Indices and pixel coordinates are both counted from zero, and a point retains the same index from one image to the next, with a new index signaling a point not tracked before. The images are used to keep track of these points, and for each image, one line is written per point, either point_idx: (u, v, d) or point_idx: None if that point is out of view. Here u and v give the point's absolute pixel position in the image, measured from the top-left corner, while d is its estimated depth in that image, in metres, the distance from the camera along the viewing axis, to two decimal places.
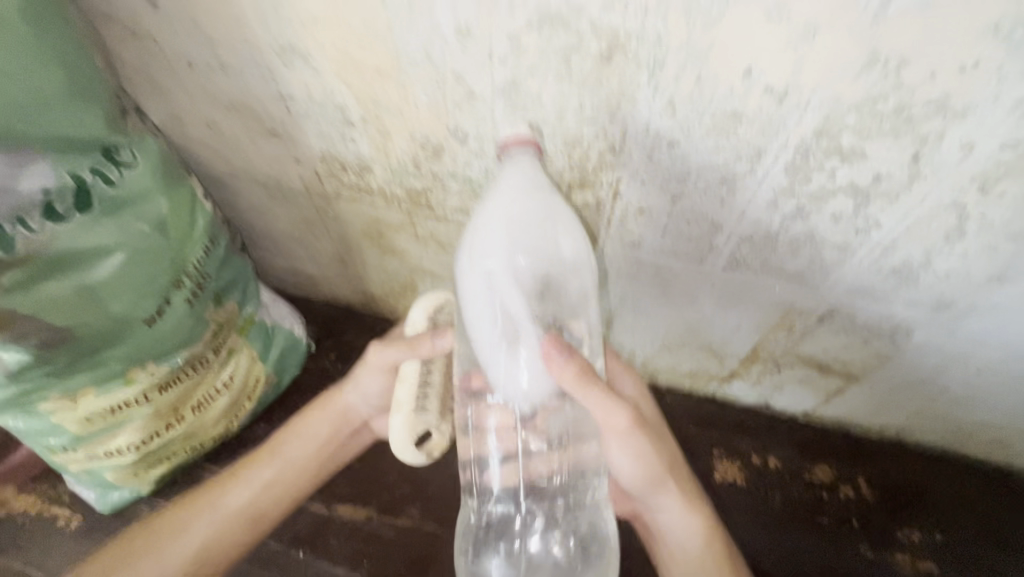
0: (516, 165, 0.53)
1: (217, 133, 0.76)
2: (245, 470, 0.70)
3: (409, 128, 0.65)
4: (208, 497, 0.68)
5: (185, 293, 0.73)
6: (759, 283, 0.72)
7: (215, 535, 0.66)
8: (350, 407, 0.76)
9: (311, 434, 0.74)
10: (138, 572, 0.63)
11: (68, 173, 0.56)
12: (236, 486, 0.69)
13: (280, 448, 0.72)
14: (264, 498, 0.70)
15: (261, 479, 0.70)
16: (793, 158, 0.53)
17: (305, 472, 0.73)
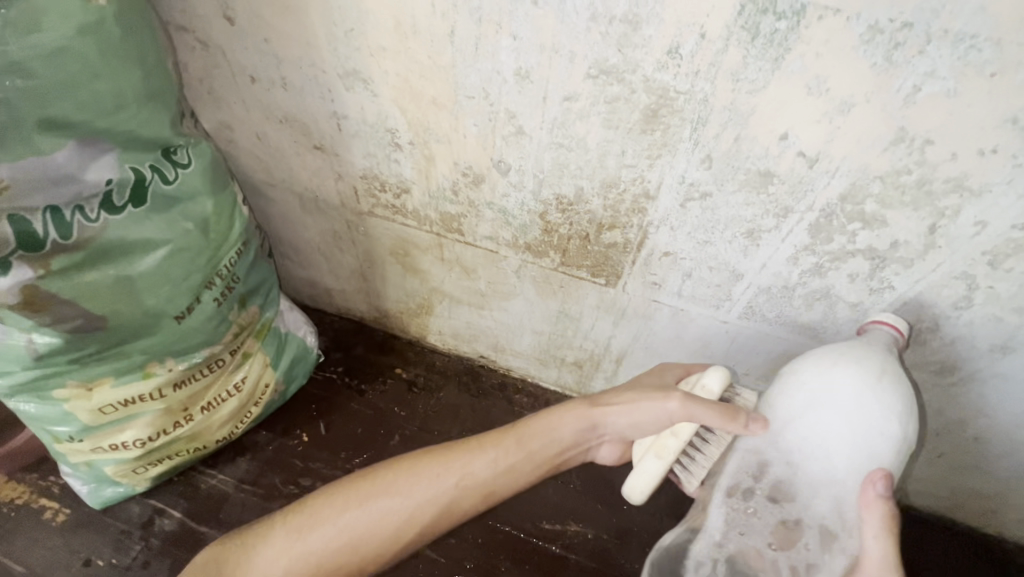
0: (868, 343, 0.60)
1: (264, 143, 0.79)
2: (465, 455, 0.66)
3: (454, 156, 0.68)
4: (459, 455, 0.66)
5: (215, 293, 0.74)
6: (771, 334, 0.74)
7: (380, 525, 0.61)
8: (602, 425, 0.68)
9: (533, 429, 0.68)
10: (347, 509, 0.62)
11: (131, 168, 0.58)
12: (422, 481, 0.64)
13: (518, 438, 0.67)
14: (500, 480, 0.65)
15: (504, 458, 0.66)
16: (817, 219, 0.57)
17: (532, 468, 0.66)
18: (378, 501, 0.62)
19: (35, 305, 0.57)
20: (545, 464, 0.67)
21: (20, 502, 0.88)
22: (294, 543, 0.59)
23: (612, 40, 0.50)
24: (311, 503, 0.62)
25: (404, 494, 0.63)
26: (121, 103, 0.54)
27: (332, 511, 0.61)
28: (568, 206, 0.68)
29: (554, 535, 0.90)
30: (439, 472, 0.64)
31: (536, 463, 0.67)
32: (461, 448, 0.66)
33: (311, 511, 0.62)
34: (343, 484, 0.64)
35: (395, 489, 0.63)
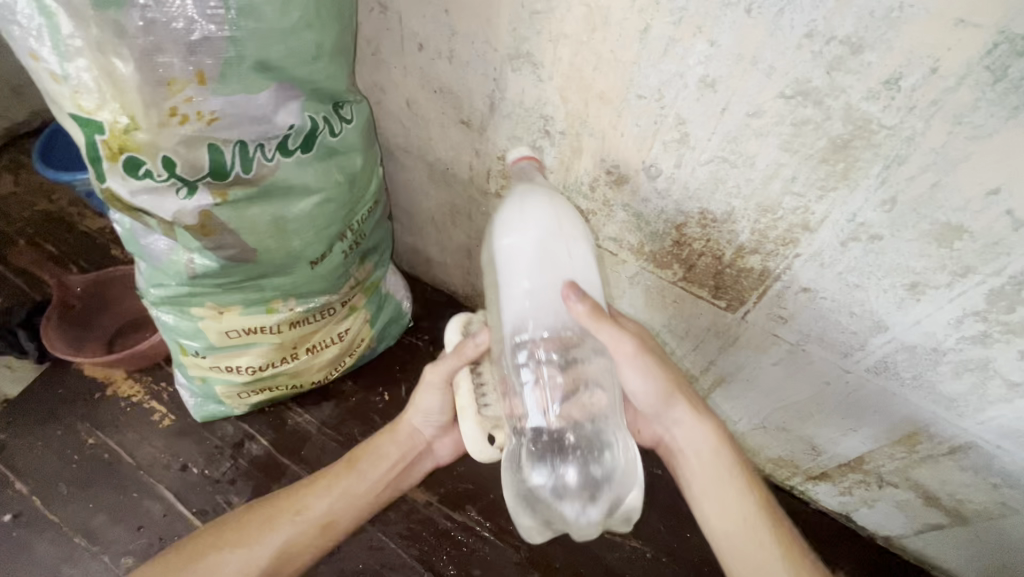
0: (520, 201, 0.60)
1: (411, 110, 0.81)
2: (299, 500, 0.69)
3: (603, 152, 0.67)
4: (289, 498, 0.69)
5: (345, 245, 0.78)
6: (900, 396, 0.69)
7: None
8: (415, 429, 0.76)
9: (372, 454, 0.73)
10: (218, 561, 0.65)
11: (309, 117, 0.61)
12: (254, 536, 0.66)
13: (343, 465, 0.72)
14: (333, 512, 0.69)
15: (337, 488, 0.71)
16: (1002, 286, 0.52)
17: (374, 485, 0.73)
18: (213, 559, 0.65)
19: (206, 228, 0.62)
20: (367, 489, 0.72)
21: (135, 400, 0.97)
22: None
23: (824, 61, 0.47)
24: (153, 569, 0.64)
25: (239, 555, 0.65)
26: (319, 56, 0.57)
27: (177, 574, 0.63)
28: (710, 222, 0.66)
29: (613, 545, 0.89)
30: (270, 525, 0.67)
31: (364, 490, 0.72)
32: (285, 496, 0.70)
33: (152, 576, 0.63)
34: (189, 545, 0.66)
35: (233, 547, 0.66)
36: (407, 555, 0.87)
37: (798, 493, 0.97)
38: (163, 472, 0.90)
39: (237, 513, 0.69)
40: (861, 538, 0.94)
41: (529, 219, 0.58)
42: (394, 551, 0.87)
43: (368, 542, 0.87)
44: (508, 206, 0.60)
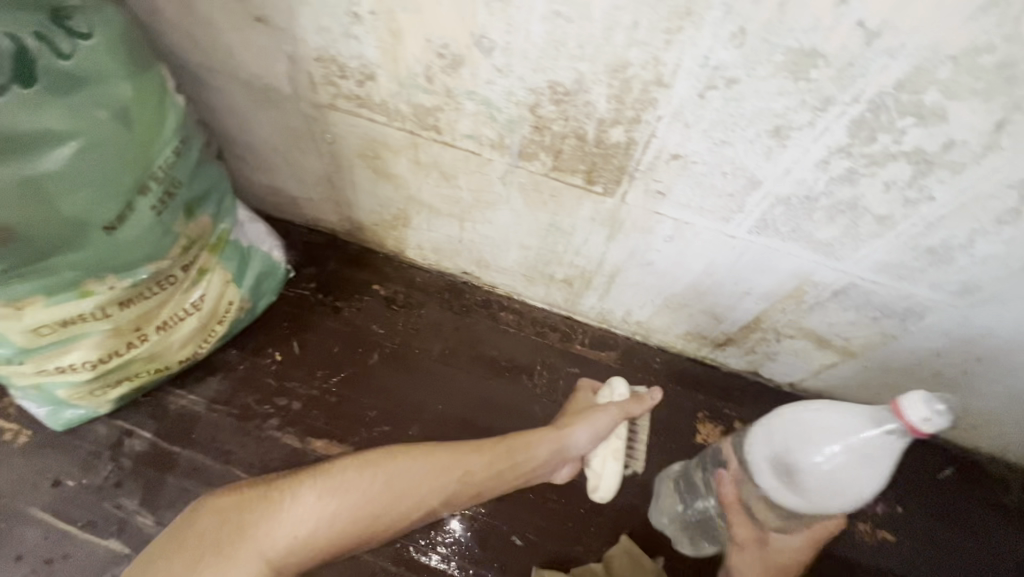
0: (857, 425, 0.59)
1: (192, 14, 0.64)
2: (466, 454, 0.65)
3: (427, 30, 0.55)
4: (469, 451, 0.66)
5: (152, 200, 0.64)
6: (783, 251, 0.68)
7: (401, 499, 0.61)
8: (569, 446, 0.72)
9: (538, 449, 0.70)
10: (410, 465, 0.62)
11: (6, 34, 0.46)
12: (440, 472, 0.63)
13: (521, 441, 0.69)
14: (483, 489, 0.66)
15: (500, 462, 0.67)
16: (861, 113, 0.48)
17: (522, 477, 0.69)
18: (406, 475, 0.62)
19: None
20: (516, 476, 0.69)
21: None
22: (341, 484, 0.59)
23: None
24: (384, 461, 0.62)
25: (423, 485, 0.62)
26: None
27: (383, 477, 0.61)
28: (564, 96, 0.57)
29: None
30: (451, 458, 0.65)
31: (515, 478, 0.68)
32: (474, 445, 0.67)
33: (373, 473, 0.60)
34: (417, 452, 0.64)
35: (430, 468, 0.63)
36: None
37: (711, 361, 1.00)
38: (33, 493, 0.80)
39: (449, 444, 0.66)
40: (770, 389, 0.99)
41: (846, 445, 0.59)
42: None
43: None
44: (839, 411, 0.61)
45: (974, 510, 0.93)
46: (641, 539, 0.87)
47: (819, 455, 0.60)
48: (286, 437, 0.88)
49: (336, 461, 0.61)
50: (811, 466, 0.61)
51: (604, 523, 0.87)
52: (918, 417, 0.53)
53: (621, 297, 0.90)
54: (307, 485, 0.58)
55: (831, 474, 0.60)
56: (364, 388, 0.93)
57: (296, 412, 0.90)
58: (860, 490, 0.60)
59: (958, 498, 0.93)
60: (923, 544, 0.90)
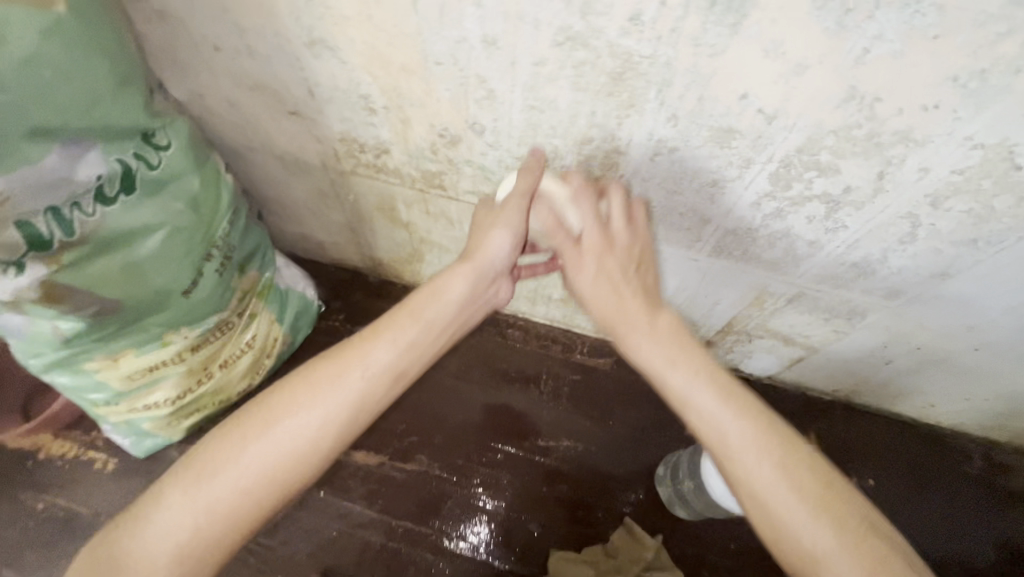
0: None
1: (237, 109, 0.78)
2: (334, 380, 0.54)
3: (430, 118, 0.69)
4: (354, 347, 0.56)
5: (215, 264, 0.78)
6: (739, 268, 0.80)
7: (274, 463, 0.51)
8: (480, 266, 0.63)
9: (447, 291, 0.61)
10: (286, 407, 0.53)
11: (116, 160, 0.59)
12: (316, 402, 0.53)
13: (417, 313, 0.60)
14: (406, 362, 0.58)
15: (407, 337, 0.58)
16: (776, 169, 0.60)
17: (458, 314, 0.62)
18: (272, 432, 0.52)
19: (53, 297, 0.60)
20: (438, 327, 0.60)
21: (71, 456, 0.98)
22: (211, 475, 0.50)
23: (575, 8, 0.49)
24: (229, 435, 0.52)
25: (293, 432, 0.52)
26: (97, 99, 0.53)
27: (239, 456, 0.51)
28: (543, 162, 0.70)
29: (547, 451, 1.04)
30: (329, 390, 0.54)
31: (439, 328, 0.60)
32: (350, 341, 0.57)
33: (221, 453, 0.51)
34: (269, 409, 0.53)
35: (304, 399, 0.53)
36: (373, 511, 0.98)
37: None
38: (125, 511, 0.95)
39: (306, 375, 0.55)
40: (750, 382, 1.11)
41: None
42: (361, 512, 0.98)
43: (336, 511, 0.97)
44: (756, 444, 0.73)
45: (939, 479, 1.04)
46: (642, 522, 0.99)
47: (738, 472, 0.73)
48: None
49: (185, 457, 0.52)
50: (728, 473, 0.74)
51: (610, 508, 1.00)
52: None
53: None
54: (172, 484, 0.50)
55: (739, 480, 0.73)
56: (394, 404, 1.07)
57: None
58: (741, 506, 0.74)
59: (922, 468, 1.05)
60: (892, 511, 1.02)
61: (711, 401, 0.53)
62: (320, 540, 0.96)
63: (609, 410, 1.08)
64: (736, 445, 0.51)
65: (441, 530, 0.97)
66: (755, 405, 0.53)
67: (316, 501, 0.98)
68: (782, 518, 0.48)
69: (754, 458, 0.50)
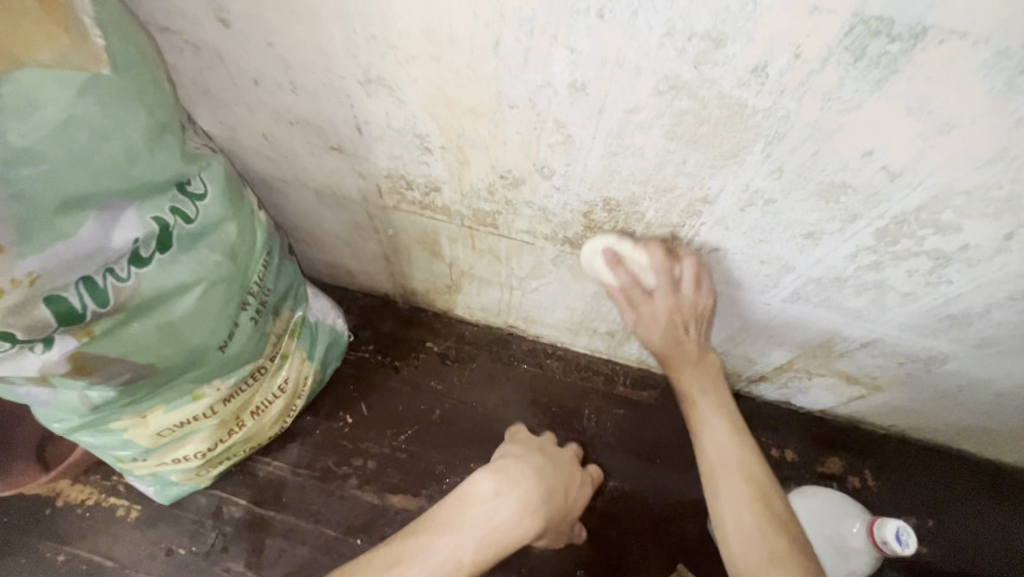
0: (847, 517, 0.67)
1: (272, 143, 0.72)
2: (452, 532, 0.62)
3: (492, 160, 0.62)
4: (418, 544, 0.62)
5: (250, 312, 0.72)
6: (815, 314, 0.75)
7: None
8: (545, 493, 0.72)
9: (534, 465, 0.74)
10: None
11: (153, 218, 0.53)
12: (446, 545, 0.62)
13: (505, 480, 0.69)
14: (517, 518, 0.65)
15: (473, 527, 0.63)
16: (886, 225, 0.55)
17: (557, 488, 0.74)
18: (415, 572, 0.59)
19: (84, 368, 0.54)
20: (542, 503, 0.69)
21: (92, 503, 0.93)
22: None
23: (689, 56, 0.43)
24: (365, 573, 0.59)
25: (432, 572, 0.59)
26: (135, 157, 0.48)
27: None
28: (615, 207, 0.64)
29: (593, 491, 0.99)
30: (456, 537, 0.62)
31: (543, 496, 0.70)
32: (413, 535, 0.63)
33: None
34: (406, 553, 0.61)
35: (437, 542, 0.62)
36: None
37: (744, 392, 1.07)
38: (151, 563, 0.90)
39: (427, 520, 0.64)
40: (801, 416, 1.07)
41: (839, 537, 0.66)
42: None
43: None
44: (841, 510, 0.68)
45: (1001, 518, 1.00)
46: (695, 568, 0.95)
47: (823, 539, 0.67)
48: (366, 494, 0.97)
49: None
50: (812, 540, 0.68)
51: (660, 553, 0.96)
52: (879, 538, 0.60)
53: None
54: None
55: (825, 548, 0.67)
56: (431, 441, 1.02)
57: (372, 470, 0.99)
58: None
59: (983, 508, 1.01)
60: (953, 553, 0.98)
61: (719, 426, 0.69)
62: None
63: (655, 447, 1.03)
64: (722, 463, 0.67)
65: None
66: (758, 466, 0.67)
67: (353, 550, 0.92)
68: (737, 528, 0.62)
69: (734, 493, 0.65)
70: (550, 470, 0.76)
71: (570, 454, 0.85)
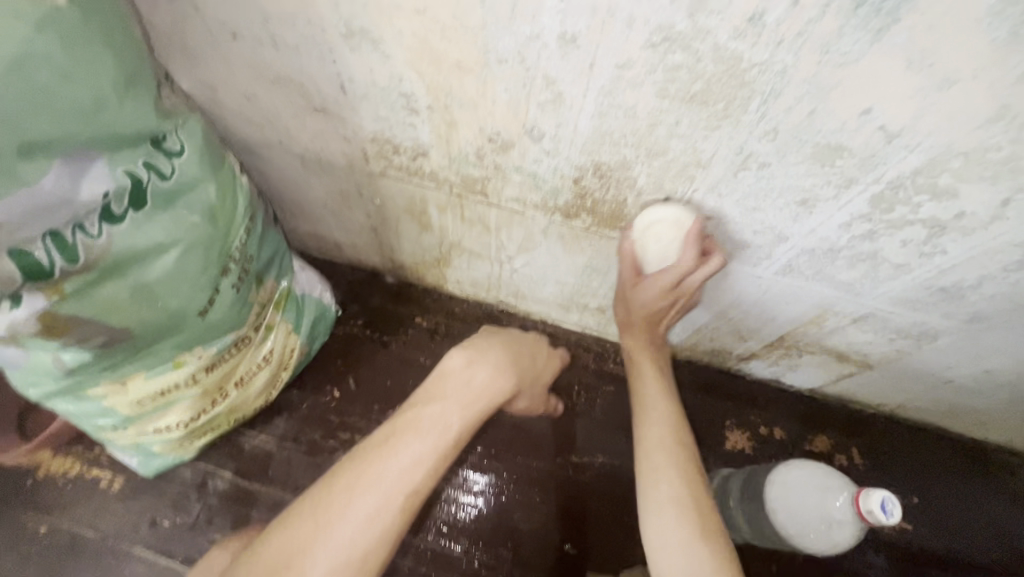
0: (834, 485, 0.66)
1: (253, 104, 0.69)
2: (440, 399, 0.60)
3: (480, 121, 0.61)
4: (410, 416, 0.58)
5: (232, 278, 0.70)
6: (806, 288, 0.74)
7: (425, 464, 0.55)
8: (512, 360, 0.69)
9: (498, 337, 0.70)
10: (351, 483, 0.53)
11: (124, 172, 0.52)
12: (438, 410, 0.59)
13: (474, 349, 0.65)
14: (495, 387, 0.63)
15: (457, 398, 0.60)
16: (882, 191, 0.53)
17: (524, 354, 0.71)
18: (416, 441, 0.56)
19: (55, 329, 0.53)
20: (512, 367, 0.68)
21: (74, 474, 0.92)
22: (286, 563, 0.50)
23: (683, 4, 0.42)
24: (361, 451, 0.56)
25: (434, 436, 0.57)
26: (102, 105, 0.47)
27: (387, 458, 0.55)
28: (607, 172, 0.63)
29: (582, 467, 0.99)
30: (442, 404, 0.59)
31: (510, 360, 0.68)
32: (404, 411, 0.59)
33: (368, 463, 0.54)
34: (400, 426, 0.57)
35: (426, 410, 0.59)
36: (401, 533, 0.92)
37: (735, 370, 1.07)
38: (135, 534, 0.89)
39: (413, 397, 0.61)
40: (790, 395, 1.07)
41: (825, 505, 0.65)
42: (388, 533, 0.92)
43: None
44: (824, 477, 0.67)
45: (984, 496, 1.01)
46: None
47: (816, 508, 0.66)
48: None
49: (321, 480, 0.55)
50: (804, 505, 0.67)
51: (648, 528, 0.96)
52: (865, 509, 0.60)
53: (652, 321, 0.97)
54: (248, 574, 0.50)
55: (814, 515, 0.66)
56: None
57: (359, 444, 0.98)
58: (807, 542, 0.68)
59: (967, 485, 1.02)
60: (938, 531, 0.98)
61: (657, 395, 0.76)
62: None
63: None
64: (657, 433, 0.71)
65: (473, 552, 0.92)
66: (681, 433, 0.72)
67: None
68: (662, 545, 0.60)
69: (665, 463, 0.67)
70: (516, 340, 0.72)
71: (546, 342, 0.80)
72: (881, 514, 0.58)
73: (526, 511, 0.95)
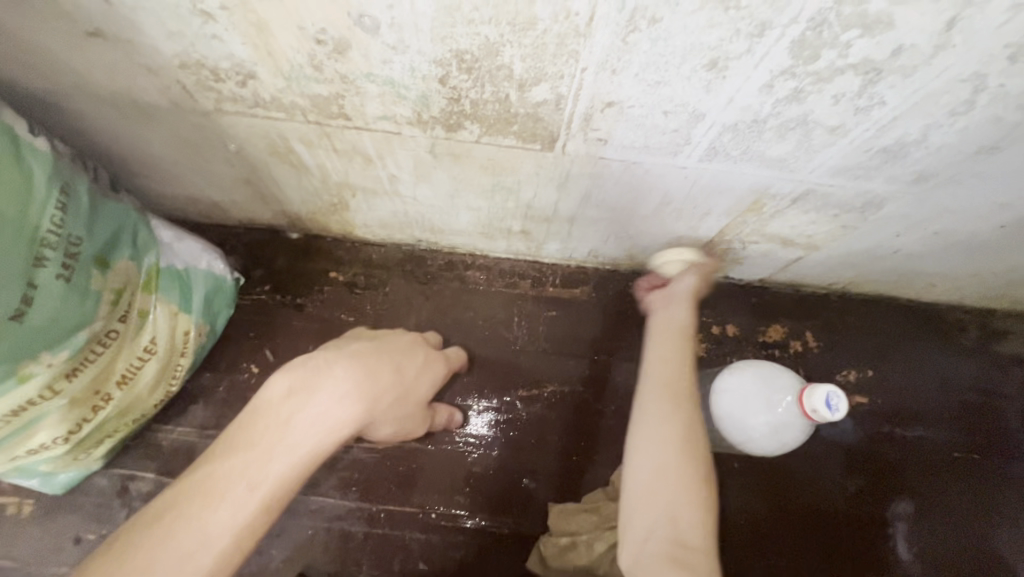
0: (777, 384, 0.61)
1: (9, 39, 0.53)
2: (244, 449, 0.51)
3: (296, 17, 0.46)
4: (203, 474, 0.50)
5: (55, 269, 0.59)
6: (737, 172, 0.64)
7: (223, 541, 0.48)
8: (366, 380, 0.59)
9: (350, 348, 0.63)
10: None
11: None
12: (238, 464, 0.51)
13: (306, 371, 0.57)
14: (339, 422, 0.55)
15: (265, 445, 0.52)
16: (802, 33, 0.43)
17: (385, 369, 0.63)
18: (216, 508, 0.49)
19: None
20: (367, 385, 0.59)
21: None
22: None
23: None
24: (131, 535, 0.47)
25: (233, 503, 0.49)
26: None
27: (172, 537, 0.47)
28: (473, 65, 0.50)
29: (532, 399, 0.94)
30: (247, 455, 0.51)
31: (364, 374, 0.59)
32: (199, 470, 0.50)
33: (143, 549, 0.46)
34: (187, 493, 0.49)
35: (226, 463, 0.51)
36: (351, 501, 0.87)
37: None
38: (59, 555, 0.82)
39: (214, 445, 0.52)
40: (741, 289, 1.01)
41: (774, 406, 0.60)
42: (338, 503, 0.87)
43: (308, 508, 0.86)
44: (768, 378, 0.62)
45: (938, 358, 1.00)
46: None
47: (764, 416, 0.60)
48: None
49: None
50: (755, 414, 0.61)
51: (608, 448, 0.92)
52: (809, 408, 0.55)
53: (580, 237, 0.88)
54: None
55: (764, 422, 0.60)
56: None
57: None
58: (758, 448, 0.63)
59: (921, 349, 1.00)
60: (896, 398, 0.97)
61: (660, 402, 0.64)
62: (295, 541, 0.85)
63: (592, 343, 0.97)
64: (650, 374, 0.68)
65: (429, 505, 0.88)
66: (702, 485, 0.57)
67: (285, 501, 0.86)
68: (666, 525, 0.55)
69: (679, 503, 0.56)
70: (371, 350, 0.64)
71: (405, 333, 0.74)
72: (829, 412, 0.54)
73: (479, 454, 0.90)
